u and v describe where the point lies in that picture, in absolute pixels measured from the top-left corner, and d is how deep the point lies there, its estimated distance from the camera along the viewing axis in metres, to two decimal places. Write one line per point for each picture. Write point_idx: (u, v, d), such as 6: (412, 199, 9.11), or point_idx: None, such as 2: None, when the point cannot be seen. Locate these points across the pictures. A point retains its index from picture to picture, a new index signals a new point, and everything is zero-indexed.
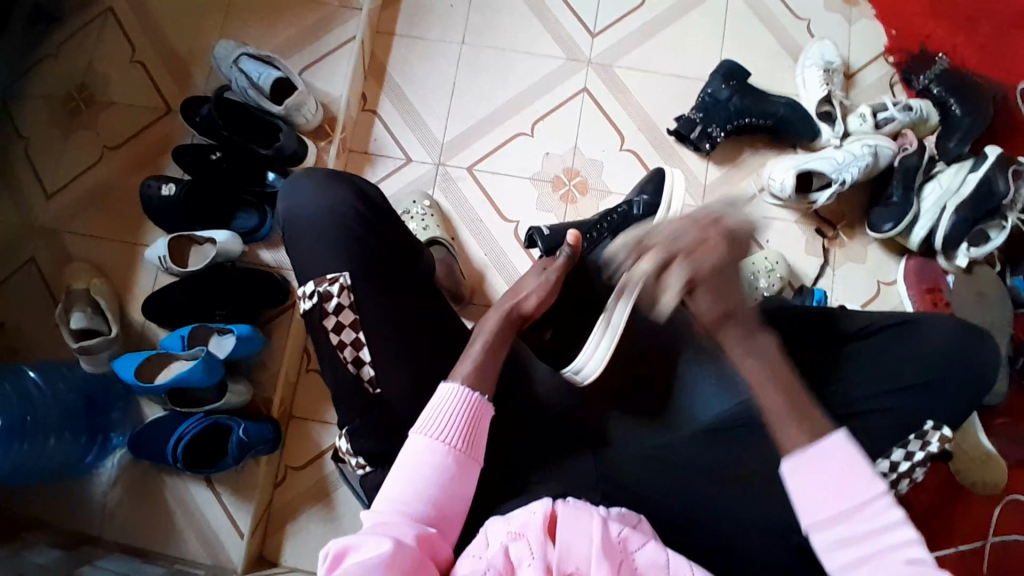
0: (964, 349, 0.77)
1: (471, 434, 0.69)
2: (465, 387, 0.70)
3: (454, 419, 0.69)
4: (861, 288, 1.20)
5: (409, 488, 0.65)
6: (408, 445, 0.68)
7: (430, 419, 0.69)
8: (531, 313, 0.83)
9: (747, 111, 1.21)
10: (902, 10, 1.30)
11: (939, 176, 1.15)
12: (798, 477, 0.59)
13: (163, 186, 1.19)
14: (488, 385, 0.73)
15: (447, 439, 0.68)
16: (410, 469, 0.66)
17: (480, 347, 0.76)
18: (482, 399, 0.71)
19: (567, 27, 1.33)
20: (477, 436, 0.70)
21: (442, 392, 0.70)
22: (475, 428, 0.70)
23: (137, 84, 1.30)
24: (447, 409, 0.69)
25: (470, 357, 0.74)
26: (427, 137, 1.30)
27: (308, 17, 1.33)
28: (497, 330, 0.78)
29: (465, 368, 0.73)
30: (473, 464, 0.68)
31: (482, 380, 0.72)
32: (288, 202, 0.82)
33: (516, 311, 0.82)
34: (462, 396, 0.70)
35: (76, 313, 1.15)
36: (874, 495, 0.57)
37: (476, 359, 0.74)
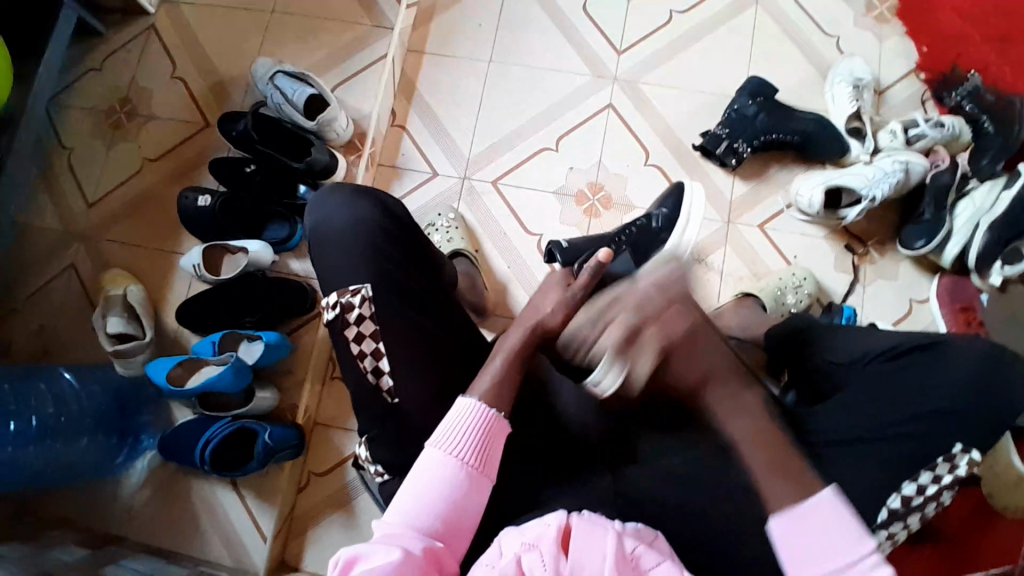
0: (996, 369, 0.75)
1: (485, 450, 0.69)
2: (485, 406, 0.71)
3: (471, 434, 0.69)
4: (891, 306, 1.18)
5: (421, 500, 0.66)
6: (424, 455, 0.68)
7: (449, 432, 0.69)
8: (552, 333, 0.79)
9: (774, 128, 1.21)
10: (933, 27, 1.28)
11: (973, 194, 1.12)
12: (784, 536, 0.63)
13: (199, 198, 1.23)
14: (506, 403, 0.73)
15: (462, 454, 0.68)
16: (424, 483, 0.67)
17: (499, 364, 0.76)
18: (500, 418, 0.71)
19: (592, 45, 1.35)
20: (490, 453, 0.70)
21: (460, 406, 0.71)
22: (489, 445, 0.70)
23: (178, 99, 1.35)
24: (464, 424, 0.70)
25: (489, 376, 0.74)
26: (454, 152, 1.32)
27: (341, 35, 1.37)
28: (517, 349, 0.77)
29: (485, 383, 0.74)
30: (486, 481, 0.69)
31: (501, 398, 0.73)
32: (315, 212, 0.85)
33: (538, 331, 0.79)
34: (480, 415, 0.70)
35: (114, 317, 1.19)
36: (861, 557, 0.60)
37: (496, 375, 0.75)
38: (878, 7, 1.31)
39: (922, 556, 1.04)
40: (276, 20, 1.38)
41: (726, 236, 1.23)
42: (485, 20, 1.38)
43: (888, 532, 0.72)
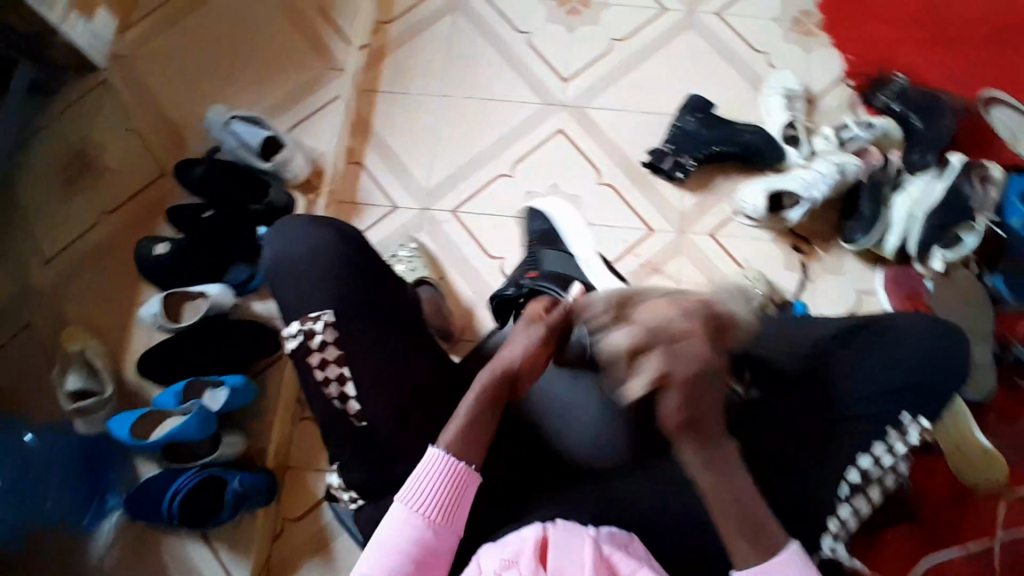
0: (939, 342, 0.79)
1: (451, 508, 0.70)
2: (446, 455, 0.71)
3: (437, 492, 0.70)
4: (840, 300, 1.22)
5: (383, 559, 0.67)
6: (389, 514, 0.69)
7: (415, 491, 0.70)
8: (521, 371, 0.78)
9: (716, 140, 1.27)
10: (855, 39, 1.36)
11: (907, 186, 1.19)
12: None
13: (156, 246, 1.23)
14: (474, 449, 0.72)
15: (427, 513, 0.69)
16: (387, 543, 0.68)
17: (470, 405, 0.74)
18: (469, 469, 0.71)
19: (539, 75, 1.40)
20: (458, 505, 0.70)
21: (428, 464, 0.71)
22: (456, 502, 0.70)
23: (133, 151, 1.35)
24: (430, 482, 0.70)
25: (456, 419, 0.73)
26: (412, 185, 1.35)
27: (294, 79, 1.40)
28: (485, 387, 0.75)
29: (453, 429, 0.72)
30: (453, 536, 0.70)
31: (471, 441, 0.72)
32: (277, 242, 0.85)
33: (507, 371, 0.77)
34: (444, 467, 0.70)
35: (73, 374, 1.16)
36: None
37: (465, 419, 0.73)
38: (803, 23, 1.39)
39: (895, 538, 1.08)
40: (227, 68, 1.40)
41: (680, 247, 1.27)
42: (436, 57, 1.42)
43: (853, 506, 0.74)
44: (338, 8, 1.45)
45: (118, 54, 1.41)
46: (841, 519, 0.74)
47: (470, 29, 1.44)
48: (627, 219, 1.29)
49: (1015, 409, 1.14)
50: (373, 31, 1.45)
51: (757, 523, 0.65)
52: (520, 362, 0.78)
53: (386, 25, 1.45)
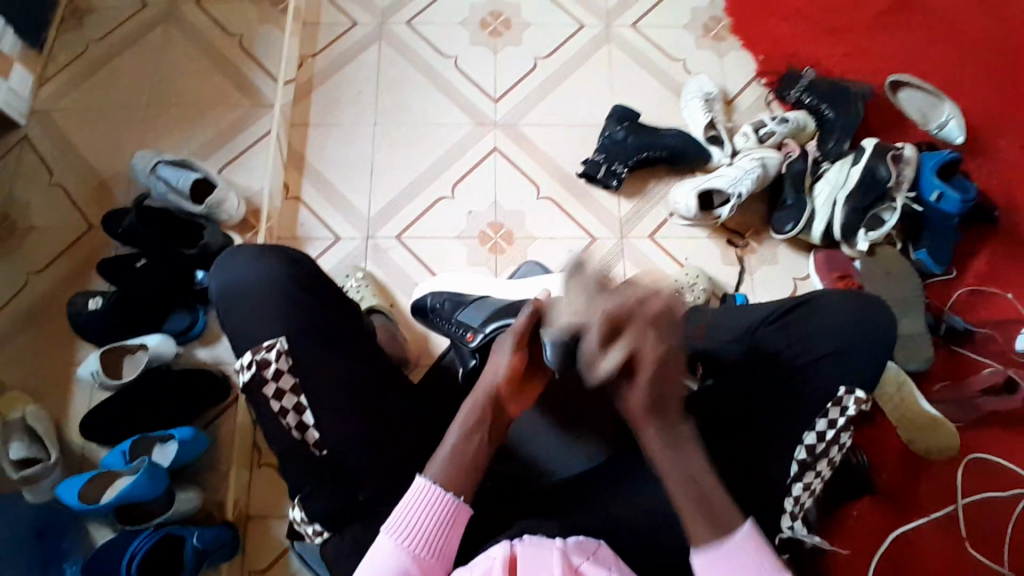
0: (865, 314, 0.82)
1: (441, 543, 0.68)
2: (439, 489, 0.69)
3: (426, 528, 0.67)
4: (779, 287, 1.27)
5: None
6: (374, 550, 0.67)
7: (404, 525, 0.67)
8: (505, 398, 0.75)
9: (645, 146, 1.30)
10: (764, 38, 1.44)
11: (827, 174, 1.25)
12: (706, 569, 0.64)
13: (90, 300, 1.19)
14: (465, 482, 0.70)
15: (415, 549, 0.67)
16: None
17: (455, 440, 0.72)
18: (460, 503, 0.69)
19: (467, 96, 1.42)
20: (451, 538, 0.68)
21: (416, 497, 0.68)
22: (446, 537, 0.68)
23: (59, 206, 1.31)
24: (418, 518, 0.68)
25: (442, 454, 0.71)
26: (353, 215, 1.34)
27: (221, 119, 1.38)
28: (471, 417, 0.73)
29: (437, 465, 0.70)
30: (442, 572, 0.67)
31: (461, 479, 0.70)
32: (216, 281, 0.83)
33: (490, 399, 0.74)
34: (438, 499, 0.68)
35: (15, 442, 1.12)
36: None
37: (451, 453, 0.71)
38: (714, 28, 1.46)
39: (861, 512, 1.11)
40: (151, 114, 1.37)
41: (622, 250, 1.30)
42: (363, 87, 1.43)
43: (804, 484, 0.77)
44: (260, 46, 1.44)
45: (37, 109, 1.36)
46: (795, 498, 0.77)
47: (396, 56, 1.45)
48: (569, 229, 1.32)
49: (953, 373, 1.19)
50: (299, 65, 1.45)
51: (723, 501, 0.66)
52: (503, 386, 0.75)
53: (311, 59, 1.45)
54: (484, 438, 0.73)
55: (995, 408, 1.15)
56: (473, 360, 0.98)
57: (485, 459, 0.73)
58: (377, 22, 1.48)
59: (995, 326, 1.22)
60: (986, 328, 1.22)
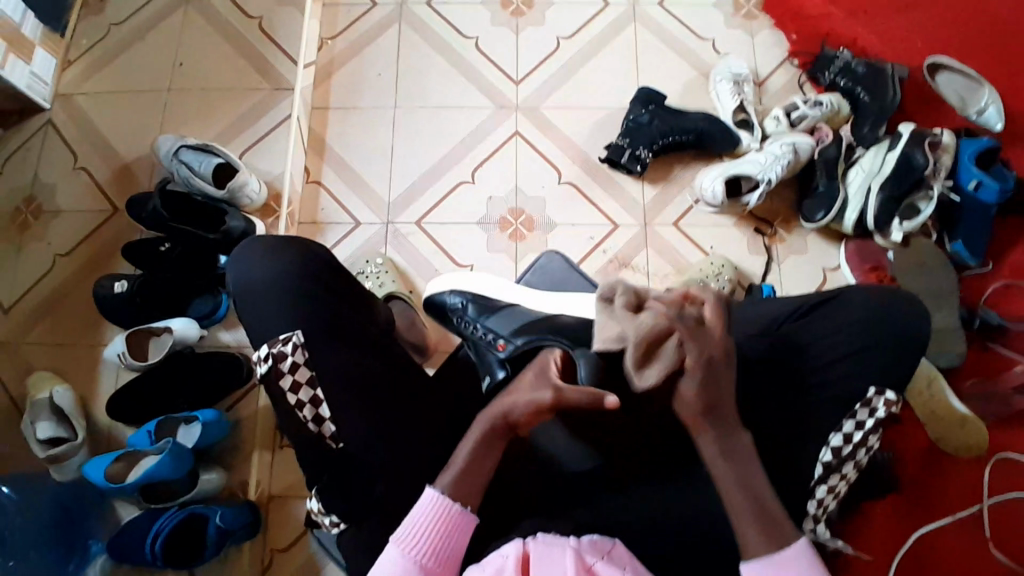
0: (894, 311, 0.79)
1: (450, 549, 0.67)
2: (445, 499, 0.68)
3: (436, 535, 0.67)
4: (807, 277, 1.24)
5: None
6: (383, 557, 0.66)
7: (412, 530, 0.67)
8: (520, 424, 0.72)
9: (670, 130, 1.27)
10: (797, 18, 1.39)
11: (860, 160, 1.21)
12: None
13: (115, 284, 1.19)
14: (475, 492, 0.70)
15: (422, 555, 0.66)
16: None
17: (468, 449, 0.71)
18: (467, 513, 0.69)
19: (490, 78, 1.39)
20: (457, 545, 0.68)
21: (427, 503, 0.68)
22: (457, 542, 0.68)
23: (86, 190, 1.32)
24: (429, 523, 0.67)
25: (457, 462, 0.70)
26: (373, 200, 1.33)
27: (243, 103, 1.38)
28: (488, 433, 0.71)
29: (450, 475, 0.69)
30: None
31: (470, 489, 0.69)
32: (234, 270, 0.82)
33: (506, 420, 0.72)
34: (442, 509, 0.68)
35: (43, 422, 1.13)
36: None
37: (466, 464, 0.70)
38: (745, 7, 1.41)
39: (883, 510, 1.09)
40: (173, 98, 1.37)
41: (645, 238, 1.27)
42: (384, 70, 1.41)
43: (828, 487, 0.75)
44: (280, 27, 1.42)
45: (61, 93, 1.36)
46: (818, 501, 0.75)
47: (416, 37, 1.43)
48: (591, 217, 1.29)
49: (983, 368, 1.16)
50: (318, 47, 1.43)
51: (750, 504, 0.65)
52: (522, 413, 0.71)
53: (331, 41, 1.44)
54: (495, 452, 0.71)
55: None
56: (501, 372, 0.91)
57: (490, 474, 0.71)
58: (398, 2, 1.46)
59: None
60: None
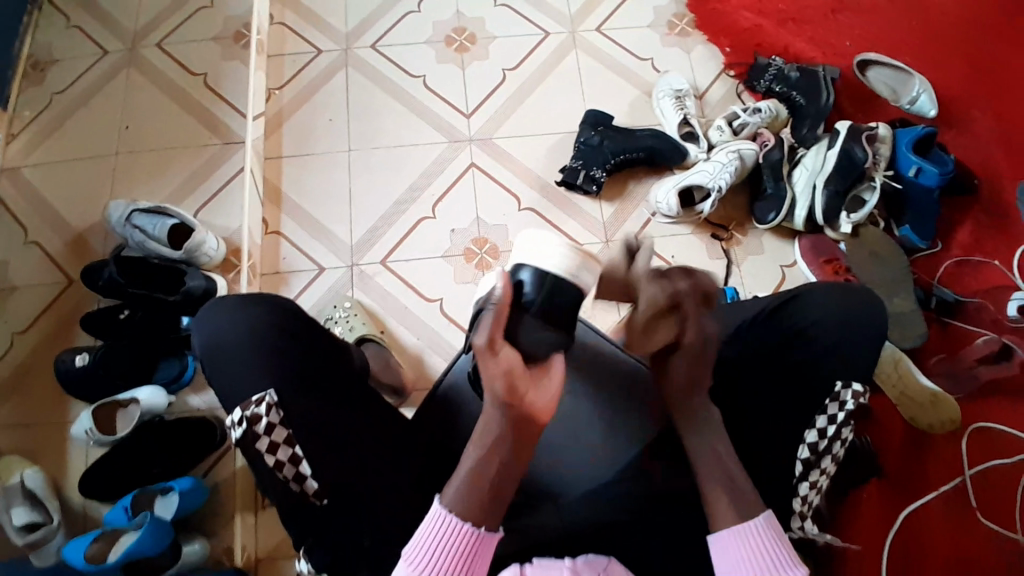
0: (850, 303, 0.80)
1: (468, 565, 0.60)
2: (455, 516, 0.60)
3: (443, 556, 0.60)
4: (767, 277, 1.28)
5: None
6: None
7: (419, 550, 0.60)
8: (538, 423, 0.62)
9: (621, 148, 1.31)
10: (729, 31, 1.44)
11: (803, 159, 1.26)
12: None
13: (76, 357, 1.16)
14: (483, 509, 0.61)
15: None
16: None
17: (472, 463, 0.61)
18: (479, 534, 0.60)
19: (441, 114, 1.41)
20: (477, 564, 0.61)
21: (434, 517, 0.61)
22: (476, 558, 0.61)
23: (39, 264, 1.29)
24: (437, 539, 0.60)
25: (461, 473, 0.62)
26: (335, 244, 1.33)
27: (194, 161, 1.37)
28: (498, 437, 0.61)
29: (454, 488, 0.61)
30: None
31: (479, 508, 0.61)
32: (200, 332, 0.81)
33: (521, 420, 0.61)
34: (455, 529, 0.60)
35: (17, 507, 1.07)
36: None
37: (470, 478, 0.61)
38: (679, 25, 1.47)
39: (870, 496, 1.11)
40: (123, 162, 1.36)
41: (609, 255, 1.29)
42: (335, 115, 1.42)
43: (810, 483, 0.77)
44: (227, 83, 1.43)
45: (7, 166, 1.34)
46: (803, 498, 0.77)
47: (364, 80, 1.45)
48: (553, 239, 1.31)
49: (947, 345, 1.19)
50: (266, 98, 1.44)
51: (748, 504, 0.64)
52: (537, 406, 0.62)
53: (278, 91, 1.45)
54: (508, 462, 0.61)
55: (994, 376, 1.16)
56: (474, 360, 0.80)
57: (509, 485, 0.62)
58: (344, 48, 1.47)
59: (984, 294, 1.22)
60: (977, 297, 1.22)
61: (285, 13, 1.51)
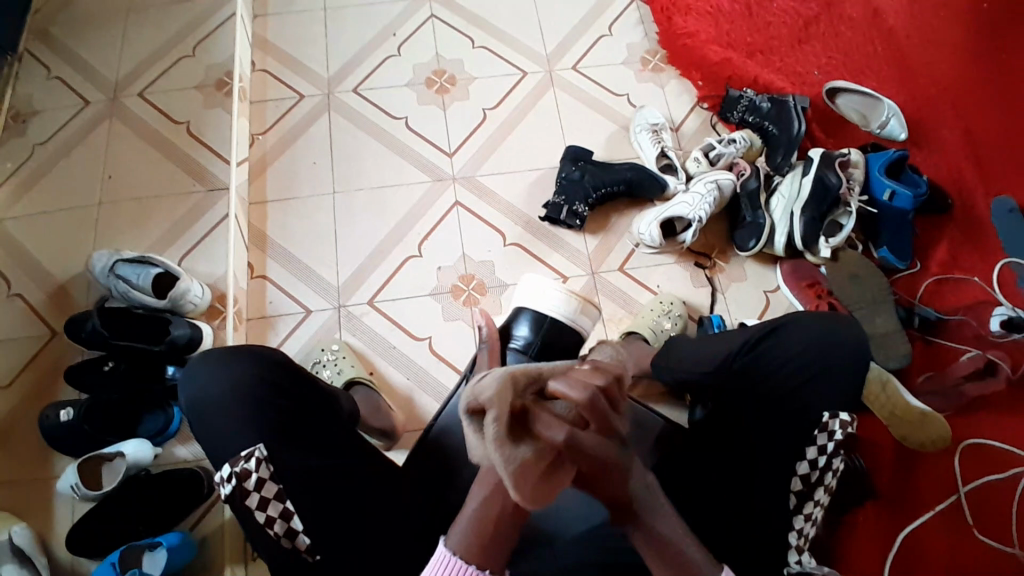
0: (826, 328, 0.83)
1: None
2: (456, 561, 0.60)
3: None
4: (752, 303, 1.29)
5: None
6: None
7: None
8: None
9: (601, 182, 1.32)
10: (701, 64, 1.49)
11: (780, 187, 1.30)
12: None
13: (61, 412, 1.13)
14: (487, 552, 0.61)
15: None
16: None
17: (475, 504, 0.62)
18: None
19: (423, 153, 1.44)
20: None
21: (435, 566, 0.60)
22: None
23: (18, 316, 1.27)
24: None
25: (466, 516, 0.62)
26: (322, 286, 1.33)
27: (178, 208, 1.37)
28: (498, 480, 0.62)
29: (458, 532, 0.61)
30: None
31: (480, 551, 0.61)
32: (187, 387, 0.81)
33: None
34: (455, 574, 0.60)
35: (7, 565, 1.02)
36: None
37: (474, 520, 0.61)
38: (651, 61, 1.51)
39: (868, 520, 1.10)
40: (106, 211, 1.36)
41: (596, 286, 1.31)
42: (318, 158, 1.43)
43: (804, 515, 0.77)
44: (210, 130, 1.44)
45: None
46: (798, 531, 0.76)
47: (346, 123, 1.47)
48: (540, 272, 1.32)
49: (933, 362, 1.21)
50: (250, 144, 1.46)
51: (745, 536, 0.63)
52: None
53: (261, 136, 1.47)
54: (510, 498, 0.61)
55: (980, 392, 1.17)
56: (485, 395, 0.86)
57: (514, 528, 0.62)
58: (325, 92, 1.50)
59: (966, 312, 1.24)
60: (959, 314, 1.24)
61: (267, 61, 1.54)
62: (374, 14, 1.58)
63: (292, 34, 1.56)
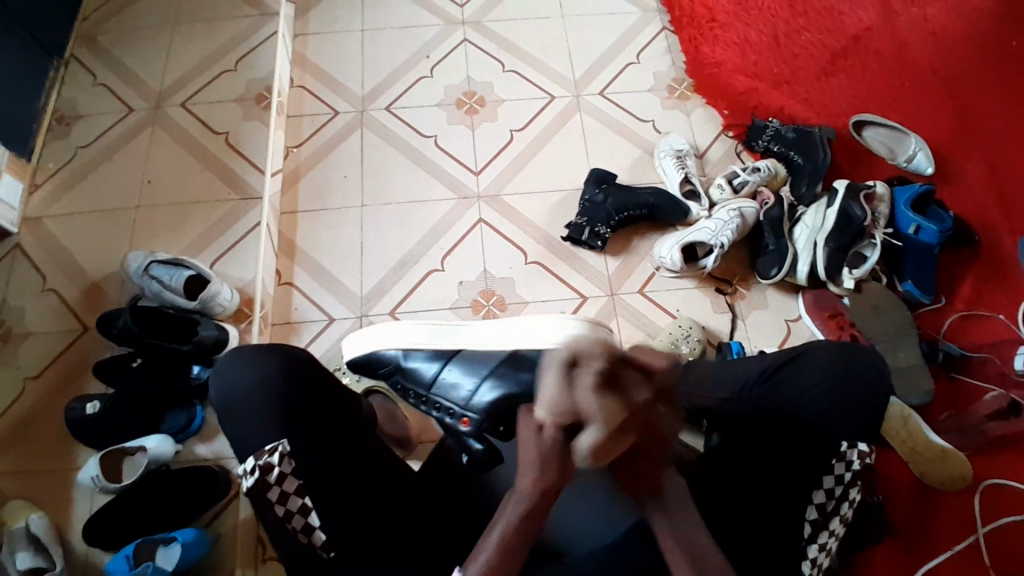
0: (848, 362, 0.82)
1: None
2: None
3: None
4: (773, 330, 1.29)
5: None
6: None
7: None
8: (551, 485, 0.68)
9: (624, 206, 1.34)
10: (728, 94, 1.51)
11: (803, 217, 1.30)
12: None
13: (88, 405, 1.17)
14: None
15: None
16: None
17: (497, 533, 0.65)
18: None
19: (451, 171, 1.47)
20: None
21: None
22: None
23: (54, 311, 1.32)
24: None
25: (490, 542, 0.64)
26: (345, 296, 1.35)
27: (212, 213, 1.41)
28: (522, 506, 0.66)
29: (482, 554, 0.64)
30: None
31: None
32: (219, 381, 0.83)
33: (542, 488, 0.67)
34: None
35: (20, 552, 1.06)
36: None
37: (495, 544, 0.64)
38: (679, 89, 1.54)
39: (883, 556, 1.08)
40: (142, 213, 1.41)
41: (613, 308, 1.32)
42: (349, 172, 1.47)
43: (819, 544, 0.78)
44: (247, 141, 1.48)
45: (29, 217, 1.40)
46: (812, 560, 0.77)
47: (377, 140, 1.51)
48: (560, 292, 1.34)
49: (955, 400, 1.19)
50: (284, 155, 1.50)
51: None
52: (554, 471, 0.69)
53: (296, 149, 1.51)
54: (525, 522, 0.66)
55: (1004, 432, 1.15)
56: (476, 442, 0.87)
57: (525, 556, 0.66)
58: (359, 109, 1.55)
59: (989, 350, 1.23)
60: (982, 352, 1.22)
61: (305, 77, 1.59)
62: (410, 37, 1.62)
63: (331, 53, 1.62)
